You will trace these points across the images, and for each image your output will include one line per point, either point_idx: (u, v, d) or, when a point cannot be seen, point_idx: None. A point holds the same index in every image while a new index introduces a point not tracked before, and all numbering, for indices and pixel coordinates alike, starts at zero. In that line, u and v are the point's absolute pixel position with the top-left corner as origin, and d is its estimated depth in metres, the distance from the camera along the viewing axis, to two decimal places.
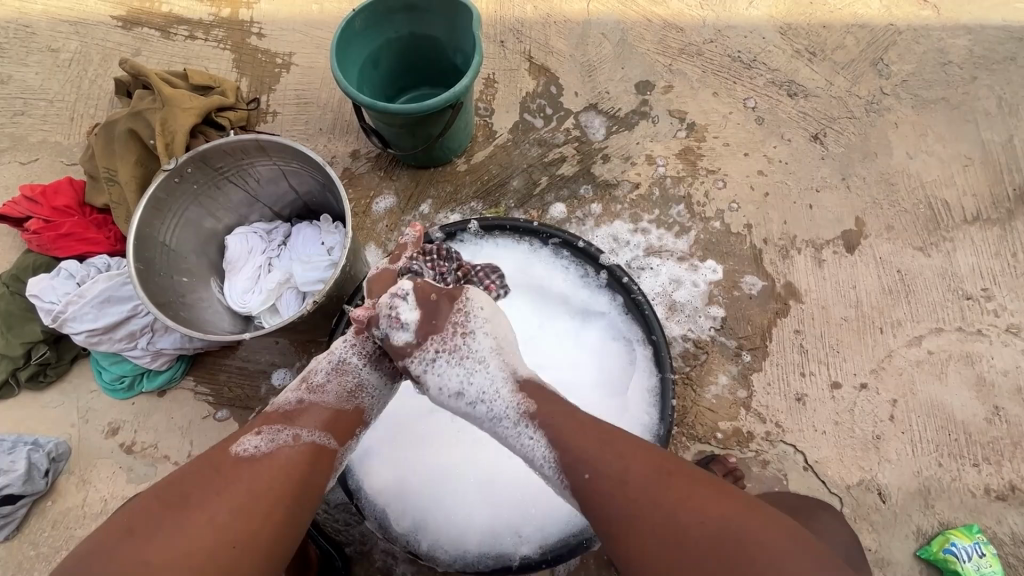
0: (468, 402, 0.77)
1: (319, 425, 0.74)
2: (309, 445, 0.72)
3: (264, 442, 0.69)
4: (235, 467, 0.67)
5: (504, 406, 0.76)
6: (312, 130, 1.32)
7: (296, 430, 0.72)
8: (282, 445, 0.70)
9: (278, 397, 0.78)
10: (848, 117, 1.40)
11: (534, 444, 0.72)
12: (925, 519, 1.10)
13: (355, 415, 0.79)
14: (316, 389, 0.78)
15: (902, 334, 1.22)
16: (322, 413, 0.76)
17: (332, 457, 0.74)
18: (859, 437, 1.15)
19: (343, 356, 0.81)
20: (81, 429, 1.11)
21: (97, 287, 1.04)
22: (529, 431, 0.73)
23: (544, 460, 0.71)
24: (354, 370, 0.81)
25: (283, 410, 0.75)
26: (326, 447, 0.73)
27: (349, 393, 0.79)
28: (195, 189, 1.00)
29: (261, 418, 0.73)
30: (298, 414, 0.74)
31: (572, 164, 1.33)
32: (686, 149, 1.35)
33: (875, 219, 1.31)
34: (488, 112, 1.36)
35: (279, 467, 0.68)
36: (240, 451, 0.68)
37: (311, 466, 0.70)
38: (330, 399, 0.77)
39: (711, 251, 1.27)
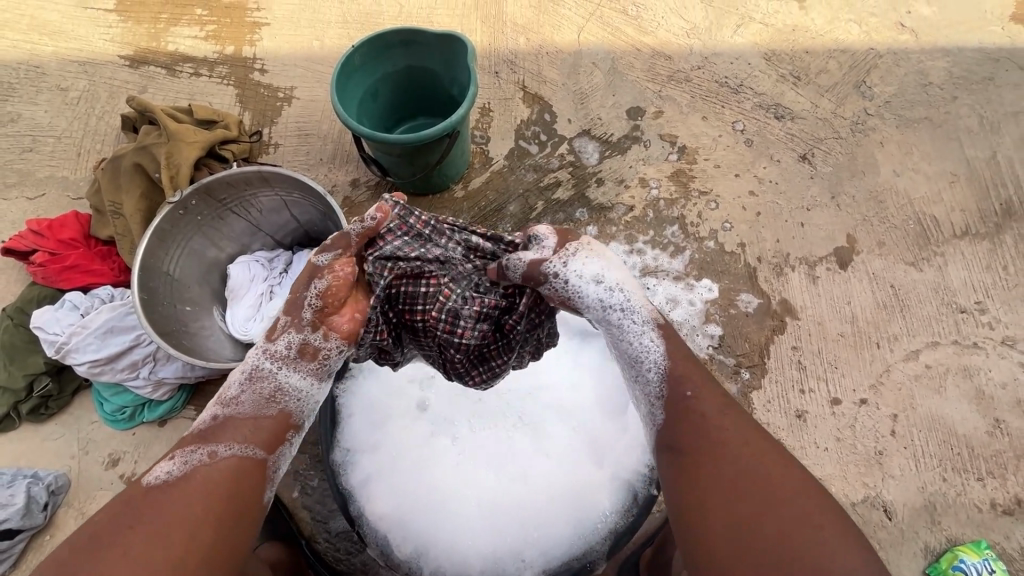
0: (604, 293, 0.81)
1: (238, 438, 0.70)
2: (230, 460, 0.68)
3: (175, 467, 0.66)
4: (148, 497, 0.63)
5: (637, 308, 0.81)
6: (313, 161, 1.35)
7: (211, 447, 0.68)
8: (195, 466, 0.66)
9: (197, 417, 0.73)
10: (834, 137, 1.44)
11: (649, 348, 0.78)
12: (932, 535, 1.09)
13: (280, 420, 0.74)
14: (232, 402, 0.73)
15: (899, 349, 1.23)
16: (241, 425, 0.71)
17: (258, 468, 0.70)
18: (862, 453, 1.15)
19: (256, 363, 0.75)
20: (81, 461, 1.10)
21: (100, 318, 1.06)
22: (648, 334, 0.79)
23: (653, 364, 0.77)
24: (269, 375, 0.75)
25: (199, 430, 0.71)
26: (250, 458, 0.69)
27: (267, 398, 0.74)
28: (199, 220, 1.03)
29: (178, 441, 0.69)
30: (216, 429, 0.70)
31: (568, 189, 1.36)
32: (678, 172, 1.39)
33: (866, 235, 1.34)
34: (484, 140, 1.40)
35: (196, 487, 0.64)
36: (151, 480, 0.65)
37: (234, 480, 0.67)
38: (248, 409, 0.73)
39: (706, 271, 1.29)
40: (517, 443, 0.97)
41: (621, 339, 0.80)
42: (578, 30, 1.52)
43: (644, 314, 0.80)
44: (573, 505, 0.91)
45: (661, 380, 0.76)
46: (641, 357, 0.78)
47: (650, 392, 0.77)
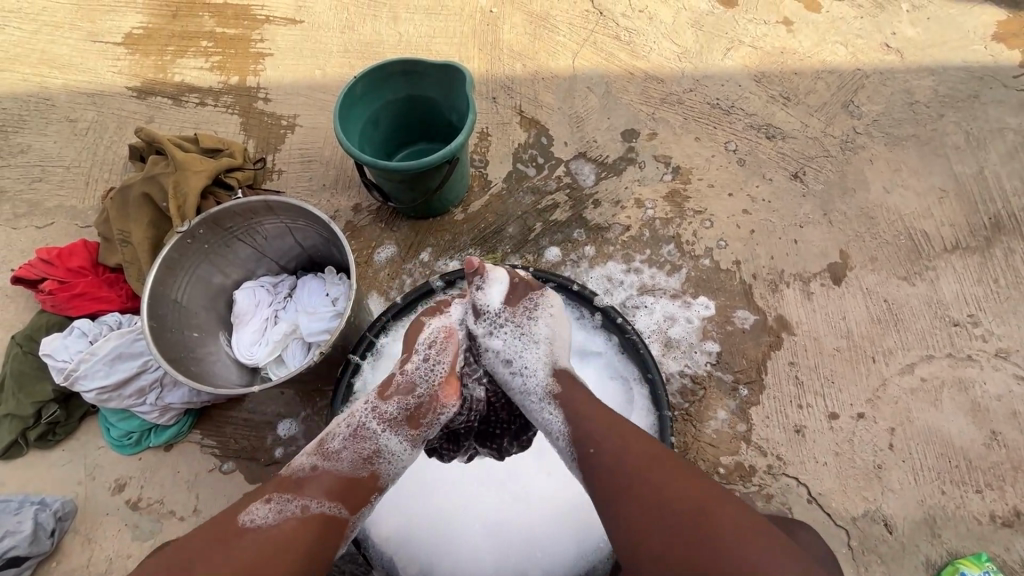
0: (510, 370, 0.90)
1: (328, 495, 0.74)
2: (318, 516, 0.71)
3: (270, 513, 0.69)
4: (241, 538, 0.66)
5: (537, 382, 0.87)
6: (316, 187, 1.38)
7: (304, 501, 0.72)
8: (289, 516, 0.69)
9: (290, 462, 0.78)
10: (825, 156, 1.48)
11: (553, 418, 0.83)
12: (933, 549, 1.10)
13: (368, 483, 0.79)
14: (331, 456, 0.79)
15: (894, 362, 1.25)
16: (334, 482, 0.76)
17: (340, 529, 0.73)
18: (861, 467, 1.16)
19: (362, 421, 0.83)
20: (88, 487, 1.11)
21: (109, 345, 1.08)
22: (550, 407, 0.84)
23: (560, 433, 0.81)
24: (372, 435, 0.82)
25: (294, 477, 0.75)
26: (335, 517, 0.73)
27: (365, 458, 0.80)
28: (206, 248, 1.05)
29: (273, 484, 0.73)
30: (309, 482, 0.75)
31: (565, 210, 1.39)
32: (673, 191, 1.42)
33: (859, 251, 1.37)
34: (483, 163, 1.44)
35: (287, 537, 0.67)
36: (246, 520, 0.68)
37: (319, 536, 0.70)
38: (343, 466, 0.78)
39: (702, 288, 1.31)
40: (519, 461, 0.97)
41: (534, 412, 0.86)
42: (572, 55, 1.57)
43: (543, 391, 0.85)
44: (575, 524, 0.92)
45: (569, 445, 0.79)
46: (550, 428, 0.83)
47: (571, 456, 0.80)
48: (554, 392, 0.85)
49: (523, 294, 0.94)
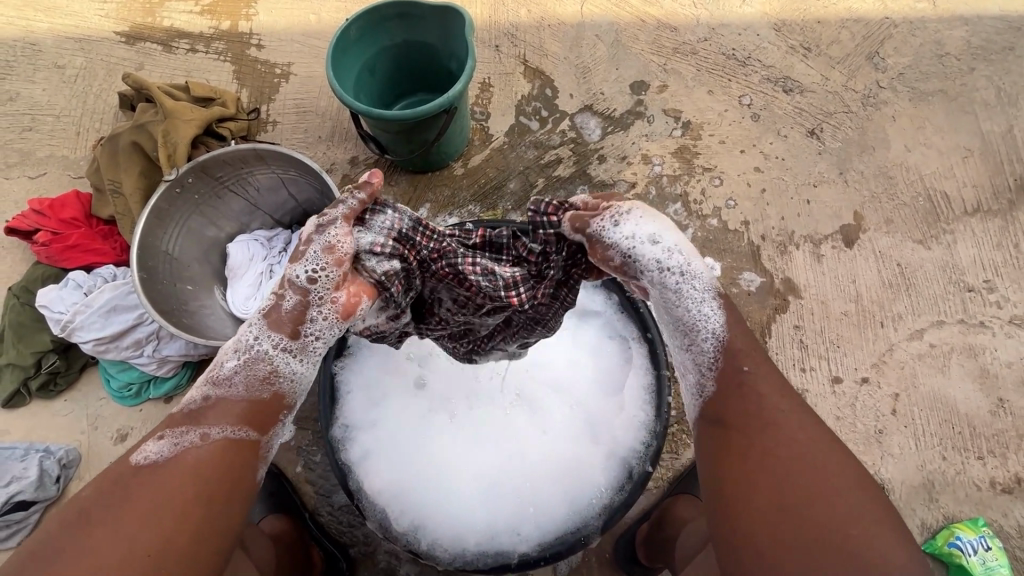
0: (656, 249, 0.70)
1: (230, 419, 0.64)
2: (221, 442, 0.63)
3: (166, 448, 0.62)
4: (139, 477, 0.60)
5: (699, 271, 0.71)
6: (311, 139, 1.34)
7: (203, 429, 0.63)
8: (188, 447, 0.62)
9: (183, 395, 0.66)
10: (845, 112, 1.40)
11: (709, 315, 0.70)
12: (929, 513, 1.09)
13: (275, 404, 0.67)
14: (223, 383, 0.66)
15: (903, 328, 1.21)
16: (234, 408, 0.65)
17: (253, 450, 0.65)
18: (861, 432, 1.14)
19: (258, 345, 0.67)
20: (91, 436, 1.13)
21: (103, 297, 1.07)
22: (708, 302, 0.71)
23: (711, 335, 0.70)
24: (269, 359, 0.67)
25: (187, 410, 0.65)
26: (240, 440, 0.64)
27: (262, 380, 0.66)
28: (197, 199, 1.02)
29: (166, 419, 0.64)
30: (207, 411, 0.64)
31: (569, 166, 1.34)
32: (682, 148, 1.36)
33: (874, 213, 1.31)
34: (485, 116, 1.38)
35: (185, 469, 0.60)
36: (140, 459, 0.61)
37: (224, 464, 0.62)
38: (239, 393, 0.66)
39: (708, 249, 1.27)
40: (515, 419, 0.97)
41: (675, 307, 0.71)
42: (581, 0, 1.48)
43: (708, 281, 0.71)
44: (568, 482, 0.91)
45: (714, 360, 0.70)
46: (697, 324, 0.70)
47: (699, 363, 0.71)
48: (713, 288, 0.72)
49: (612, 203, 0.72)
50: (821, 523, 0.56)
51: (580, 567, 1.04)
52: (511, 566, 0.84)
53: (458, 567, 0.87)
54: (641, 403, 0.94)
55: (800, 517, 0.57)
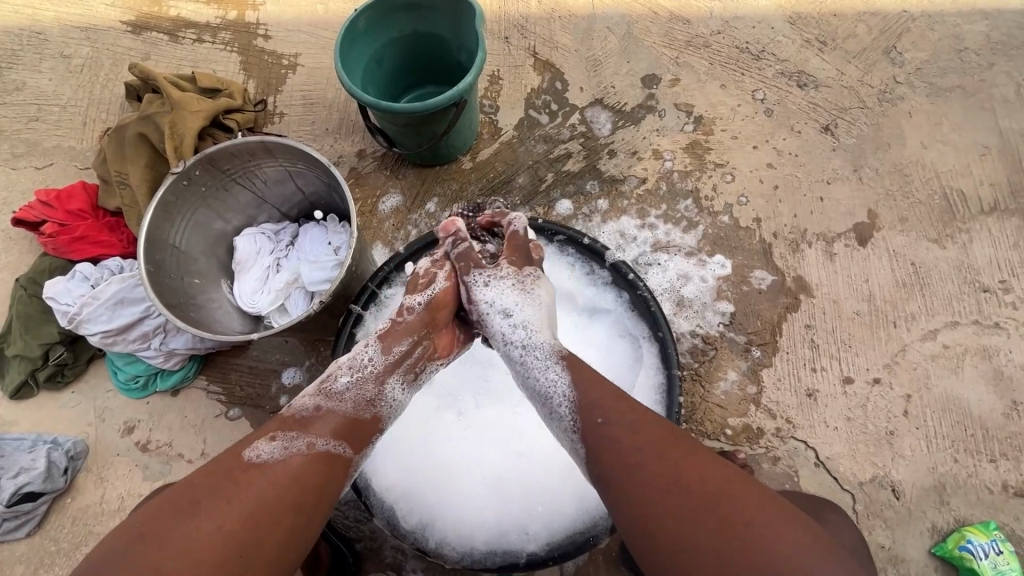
0: (509, 324, 0.84)
1: (334, 435, 0.71)
2: (323, 453, 0.69)
3: (277, 450, 0.66)
4: (247, 472, 0.64)
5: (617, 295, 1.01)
6: (319, 131, 1.33)
7: (310, 438, 0.69)
8: (295, 453, 0.67)
9: (293, 402, 0.75)
10: (860, 107, 1.38)
11: (556, 379, 0.77)
12: (941, 516, 1.07)
13: (372, 425, 0.76)
14: (335, 397, 0.75)
15: (916, 328, 1.20)
16: (338, 423, 0.73)
17: (346, 467, 0.71)
18: (872, 433, 1.12)
19: (365, 363, 0.80)
20: (98, 428, 1.13)
21: (110, 289, 1.06)
22: (555, 367, 0.78)
23: (563, 394, 0.75)
24: (376, 381, 0.79)
25: (296, 416, 0.72)
26: (339, 456, 0.70)
27: (367, 401, 0.77)
28: (204, 191, 1.00)
29: (277, 424, 0.70)
30: (315, 422, 0.71)
31: (579, 161, 1.32)
32: (694, 143, 1.34)
33: (888, 211, 1.29)
34: (494, 109, 1.36)
35: (292, 472, 0.65)
36: (251, 457, 0.65)
37: (327, 474, 0.68)
38: (346, 408, 0.75)
39: (719, 246, 1.26)
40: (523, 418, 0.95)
41: (619, 320, 1.00)
42: None
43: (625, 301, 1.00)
44: (577, 482, 0.91)
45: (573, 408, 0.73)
46: (635, 333, 0.99)
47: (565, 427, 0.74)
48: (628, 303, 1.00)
49: (527, 260, 0.90)
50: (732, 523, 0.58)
51: (586, 567, 1.02)
52: (519, 565, 0.85)
53: (466, 566, 0.87)
54: (650, 404, 0.94)
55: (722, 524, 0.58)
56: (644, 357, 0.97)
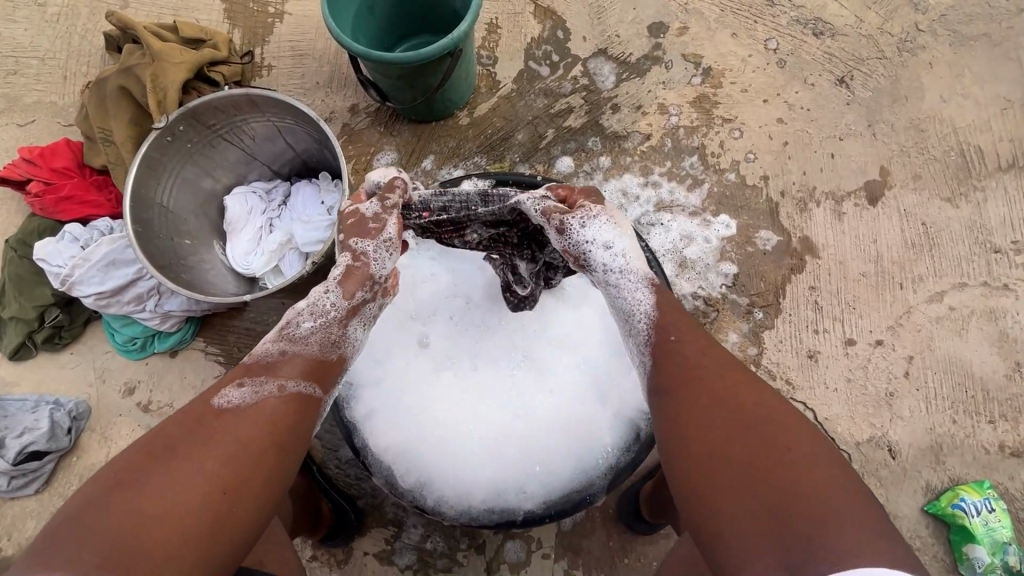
0: (607, 255, 0.77)
1: (302, 375, 0.69)
2: (295, 396, 0.67)
3: (246, 394, 0.64)
4: (220, 418, 0.61)
5: None
6: (309, 85, 1.27)
7: (280, 381, 0.66)
8: (267, 396, 0.65)
9: (255, 348, 0.71)
10: (878, 58, 1.30)
11: (640, 301, 0.74)
12: (936, 475, 1.08)
13: (340, 366, 0.73)
14: (299, 340, 0.71)
15: (923, 290, 1.17)
16: (304, 364, 0.70)
17: (318, 408, 0.69)
18: (872, 394, 1.12)
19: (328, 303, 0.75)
20: (99, 389, 1.14)
21: (101, 250, 1.04)
22: (642, 290, 0.75)
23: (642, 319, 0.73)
24: (341, 323, 0.75)
25: (262, 361, 0.68)
26: (312, 397, 0.68)
27: (333, 343, 0.73)
28: (190, 148, 0.96)
29: (242, 368, 0.67)
30: (280, 364, 0.68)
31: (580, 116, 1.27)
32: (701, 97, 1.28)
33: (901, 168, 1.24)
34: (492, 61, 1.29)
35: (266, 416, 0.63)
36: (222, 403, 0.63)
37: (299, 414, 0.66)
38: (312, 351, 0.71)
39: (724, 206, 1.22)
40: (520, 380, 0.95)
41: None
42: None
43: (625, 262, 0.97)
44: (574, 442, 0.91)
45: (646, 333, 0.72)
46: None
47: (638, 342, 0.73)
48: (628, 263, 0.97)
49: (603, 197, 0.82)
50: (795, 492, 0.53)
51: (584, 524, 1.05)
52: (516, 522, 0.87)
53: (464, 523, 0.89)
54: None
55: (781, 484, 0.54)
56: None
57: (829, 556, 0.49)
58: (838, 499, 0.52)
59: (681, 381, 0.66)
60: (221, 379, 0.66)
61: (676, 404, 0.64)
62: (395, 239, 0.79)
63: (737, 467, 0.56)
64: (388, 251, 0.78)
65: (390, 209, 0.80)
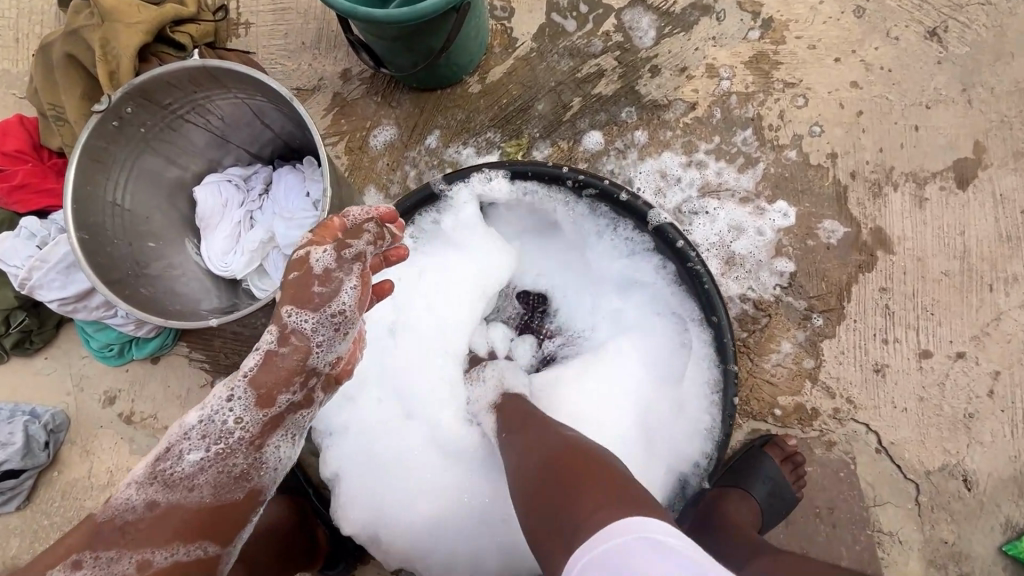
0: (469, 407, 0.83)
1: (173, 536, 0.63)
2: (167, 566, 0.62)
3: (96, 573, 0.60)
4: None
5: (656, 266, 0.83)
6: (293, 46, 1.08)
7: (144, 553, 0.62)
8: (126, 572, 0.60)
9: (116, 495, 0.65)
10: (981, 3, 1.06)
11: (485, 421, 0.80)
12: (1017, 510, 0.93)
13: (242, 506, 0.67)
14: (181, 484, 0.65)
15: (1017, 292, 0.99)
16: (184, 517, 0.64)
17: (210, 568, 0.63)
18: (948, 415, 0.96)
19: (222, 418, 0.67)
20: (77, 398, 1.04)
21: (61, 249, 0.91)
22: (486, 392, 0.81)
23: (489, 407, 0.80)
24: (240, 450, 0.68)
25: (122, 521, 0.63)
26: (198, 559, 0.63)
27: (232, 479, 0.67)
28: (145, 133, 0.80)
29: (92, 531, 0.62)
30: (147, 527, 0.63)
31: (612, 81, 1.06)
32: (759, 55, 1.06)
33: (1001, 143, 1.03)
34: (507, 13, 1.08)
35: None
36: None
37: None
38: (199, 498, 0.65)
39: (782, 190, 1.03)
40: None
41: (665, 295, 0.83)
42: None
43: (666, 273, 0.82)
44: None
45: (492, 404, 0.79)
46: (683, 316, 0.81)
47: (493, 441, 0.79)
48: (671, 274, 0.82)
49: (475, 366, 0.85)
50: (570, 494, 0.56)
51: None
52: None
53: None
54: (706, 406, 0.79)
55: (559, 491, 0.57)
56: (694, 344, 0.80)
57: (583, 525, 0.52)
58: (619, 480, 0.57)
59: (513, 433, 0.71)
60: (69, 541, 0.62)
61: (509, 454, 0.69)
62: (341, 314, 0.68)
63: (538, 489, 0.60)
64: (330, 328, 0.68)
65: (348, 264, 0.68)
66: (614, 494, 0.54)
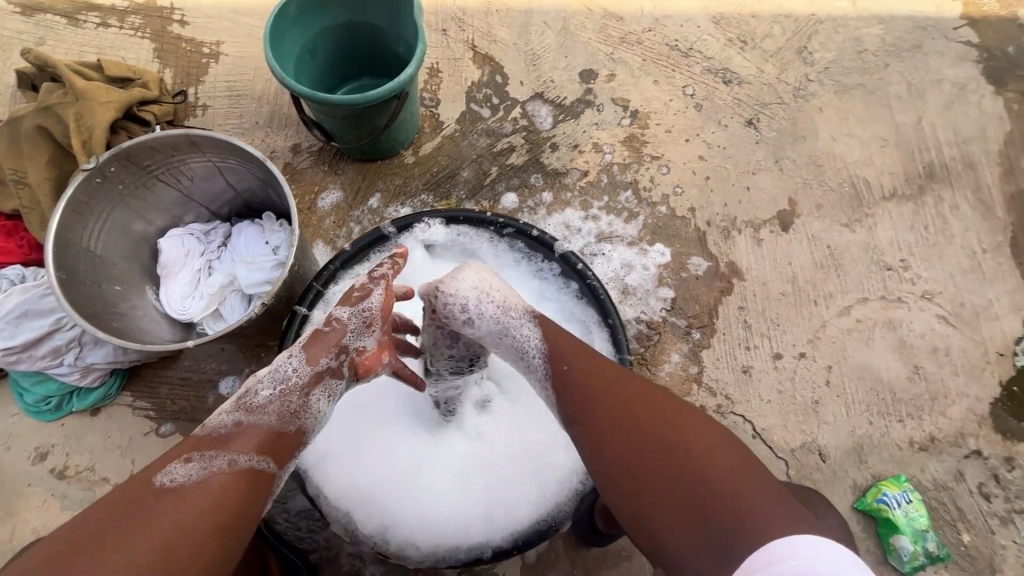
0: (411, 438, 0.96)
1: (256, 448, 0.65)
2: (248, 470, 0.62)
3: (193, 470, 0.60)
4: (158, 499, 0.56)
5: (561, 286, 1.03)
6: (248, 125, 1.25)
7: (231, 455, 0.62)
8: (215, 471, 0.60)
9: (210, 420, 0.67)
10: (778, 103, 1.48)
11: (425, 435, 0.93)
12: (860, 473, 1.18)
13: (297, 438, 0.70)
14: (256, 410, 0.68)
15: (834, 305, 1.31)
16: (261, 436, 0.66)
17: (270, 484, 0.64)
18: (800, 402, 1.22)
19: (289, 372, 0.72)
20: (5, 457, 1.02)
21: (12, 301, 0.96)
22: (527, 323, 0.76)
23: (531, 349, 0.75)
24: (303, 394, 0.72)
25: (214, 433, 0.65)
26: (265, 471, 0.64)
27: (292, 413, 0.70)
28: (121, 189, 0.91)
29: (189, 441, 0.63)
30: (237, 437, 0.65)
31: (522, 154, 1.33)
32: (631, 136, 1.39)
33: (806, 198, 1.40)
34: (434, 102, 1.34)
35: (211, 495, 0.58)
36: (165, 480, 0.58)
37: (252, 495, 0.61)
38: (270, 420, 0.68)
39: (658, 235, 1.31)
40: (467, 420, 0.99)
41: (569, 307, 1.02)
42: None
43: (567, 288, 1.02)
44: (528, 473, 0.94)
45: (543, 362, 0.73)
46: (584, 322, 1.01)
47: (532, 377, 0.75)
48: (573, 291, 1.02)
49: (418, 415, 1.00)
50: (698, 472, 0.57)
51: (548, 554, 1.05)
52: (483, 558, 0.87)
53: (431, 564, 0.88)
54: None
55: (691, 470, 0.57)
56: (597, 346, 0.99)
57: (745, 521, 0.52)
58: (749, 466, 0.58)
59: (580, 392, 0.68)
60: (165, 454, 0.61)
61: (587, 411, 0.67)
62: (376, 306, 0.79)
63: (658, 457, 0.59)
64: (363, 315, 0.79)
65: (377, 278, 0.82)
66: (758, 486, 0.55)
